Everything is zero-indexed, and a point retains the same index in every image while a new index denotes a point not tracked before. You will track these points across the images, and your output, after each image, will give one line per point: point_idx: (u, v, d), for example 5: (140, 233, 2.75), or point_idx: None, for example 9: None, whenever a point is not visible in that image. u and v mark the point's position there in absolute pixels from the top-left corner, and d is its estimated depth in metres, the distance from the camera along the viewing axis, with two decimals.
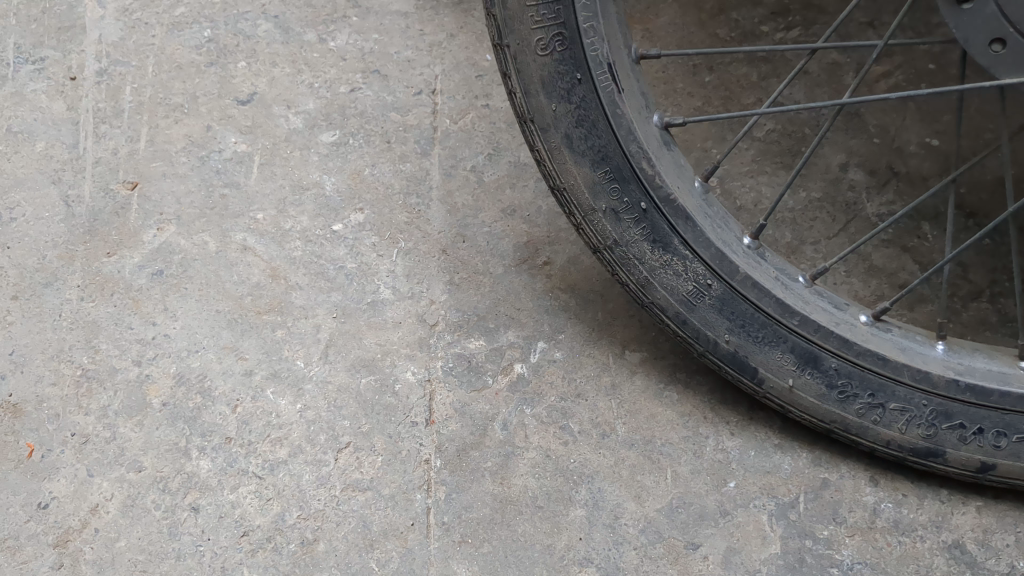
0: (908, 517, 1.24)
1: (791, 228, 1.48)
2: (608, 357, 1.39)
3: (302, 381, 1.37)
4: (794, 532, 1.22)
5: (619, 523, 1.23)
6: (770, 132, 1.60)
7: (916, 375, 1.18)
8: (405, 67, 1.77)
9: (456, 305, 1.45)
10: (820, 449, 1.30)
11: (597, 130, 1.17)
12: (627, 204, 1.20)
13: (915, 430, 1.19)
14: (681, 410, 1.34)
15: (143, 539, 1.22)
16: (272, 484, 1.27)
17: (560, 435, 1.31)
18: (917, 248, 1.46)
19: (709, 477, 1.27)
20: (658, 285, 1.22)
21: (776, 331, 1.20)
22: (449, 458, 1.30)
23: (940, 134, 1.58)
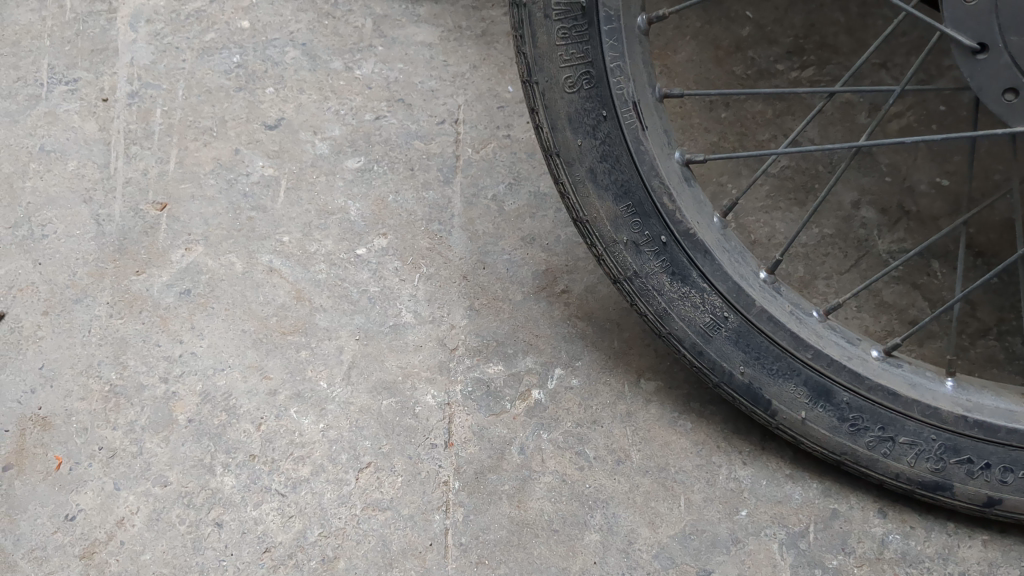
0: (916, 548, 1.27)
1: (804, 263, 1.52)
2: (624, 385, 1.43)
3: (325, 401, 1.40)
4: (804, 561, 1.25)
5: (633, 549, 1.26)
6: (785, 168, 1.64)
7: (926, 410, 1.21)
8: (429, 96, 1.82)
9: (476, 330, 1.49)
10: (830, 480, 1.33)
11: (621, 165, 1.20)
12: (647, 237, 1.23)
13: (924, 464, 1.23)
14: (695, 438, 1.37)
15: (168, 553, 1.25)
16: (295, 502, 1.30)
17: (575, 459, 1.35)
18: (927, 285, 1.50)
19: (722, 505, 1.30)
20: (676, 316, 1.26)
21: (790, 364, 1.23)
22: (468, 481, 1.33)
23: (950, 174, 1.62)
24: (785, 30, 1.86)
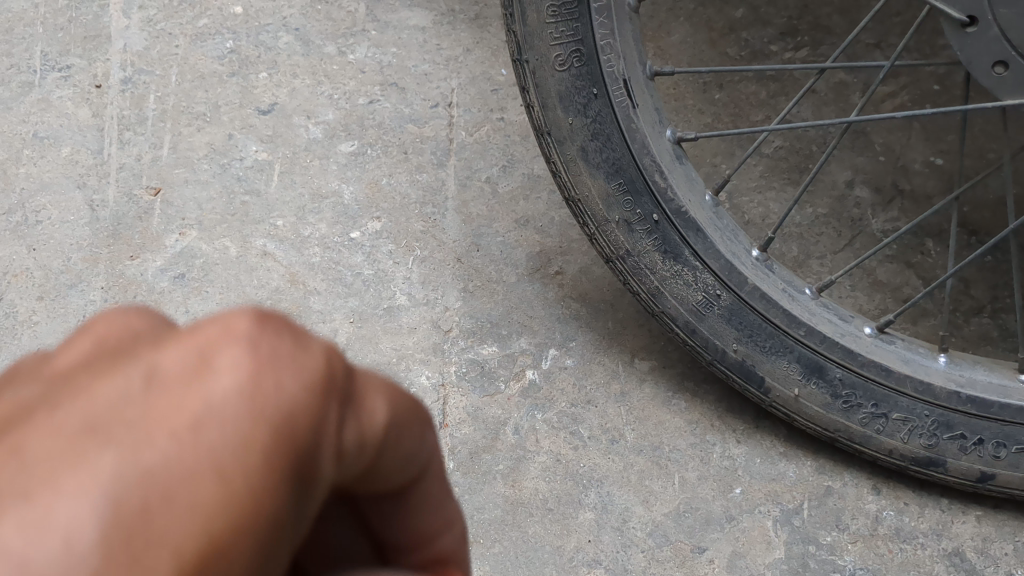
0: (909, 524, 1.26)
1: (798, 242, 1.52)
2: (618, 365, 1.42)
3: None
4: (798, 538, 1.25)
5: (628, 526, 1.27)
6: (778, 149, 1.65)
7: (918, 387, 1.21)
8: (423, 80, 1.82)
9: (470, 312, 1.49)
10: (824, 457, 1.33)
11: (612, 143, 1.20)
12: (639, 215, 1.23)
13: (917, 440, 1.23)
14: (688, 417, 1.37)
15: None
16: None
17: (570, 439, 1.35)
18: (921, 263, 1.50)
19: (716, 483, 1.31)
20: (669, 295, 1.25)
21: (783, 341, 1.24)
22: (462, 461, 1.33)
23: (944, 153, 1.61)
24: (779, 11, 1.85)
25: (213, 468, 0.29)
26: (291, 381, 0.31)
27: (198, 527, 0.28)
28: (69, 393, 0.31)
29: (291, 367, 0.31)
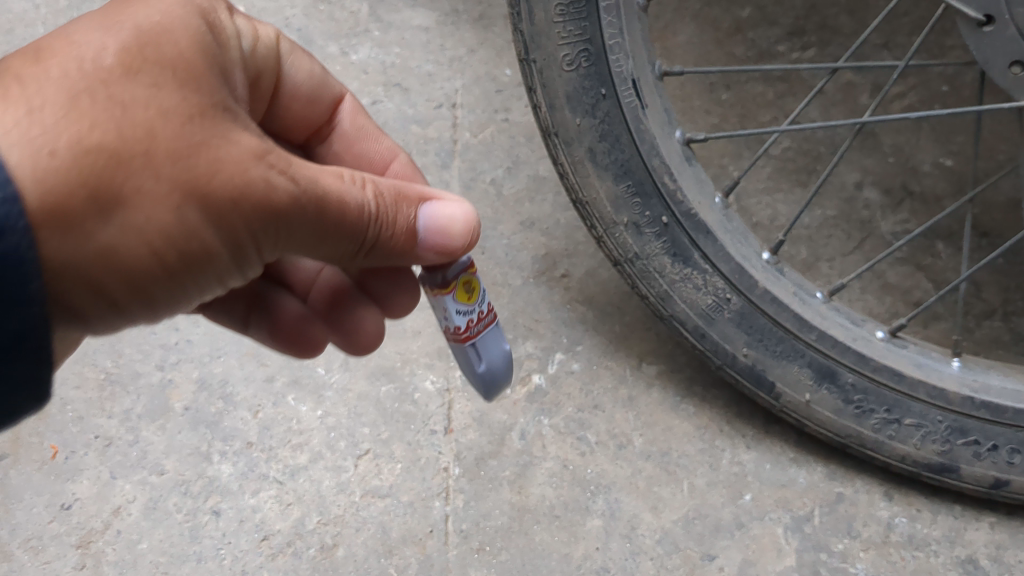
0: (922, 531, 1.24)
1: (807, 245, 1.50)
2: (626, 369, 1.40)
3: (323, 388, 1.39)
4: (808, 545, 1.23)
5: (636, 534, 1.25)
6: (787, 149, 1.62)
7: (931, 391, 1.19)
8: (426, 80, 1.79)
9: None
10: (835, 463, 1.30)
11: (620, 144, 1.18)
12: (648, 217, 1.21)
13: (930, 446, 1.20)
14: (697, 422, 1.35)
15: (165, 542, 1.26)
16: (293, 489, 1.30)
17: (577, 445, 1.33)
18: (931, 266, 1.47)
19: (725, 489, 1.29)
20: (678, 298, 1.24)
21: (794, 345, 1.22)
22: (468, 467, 1.31)
23: (954, 154, 1.59)
24: (786, 11, 1.83)
25: (188, 19, 0.79)
26: (179, 7, 0.79)
27: (195, 43, 0.77)
28: (115, 23, 0.75)
29: (177, 6, 0.79)
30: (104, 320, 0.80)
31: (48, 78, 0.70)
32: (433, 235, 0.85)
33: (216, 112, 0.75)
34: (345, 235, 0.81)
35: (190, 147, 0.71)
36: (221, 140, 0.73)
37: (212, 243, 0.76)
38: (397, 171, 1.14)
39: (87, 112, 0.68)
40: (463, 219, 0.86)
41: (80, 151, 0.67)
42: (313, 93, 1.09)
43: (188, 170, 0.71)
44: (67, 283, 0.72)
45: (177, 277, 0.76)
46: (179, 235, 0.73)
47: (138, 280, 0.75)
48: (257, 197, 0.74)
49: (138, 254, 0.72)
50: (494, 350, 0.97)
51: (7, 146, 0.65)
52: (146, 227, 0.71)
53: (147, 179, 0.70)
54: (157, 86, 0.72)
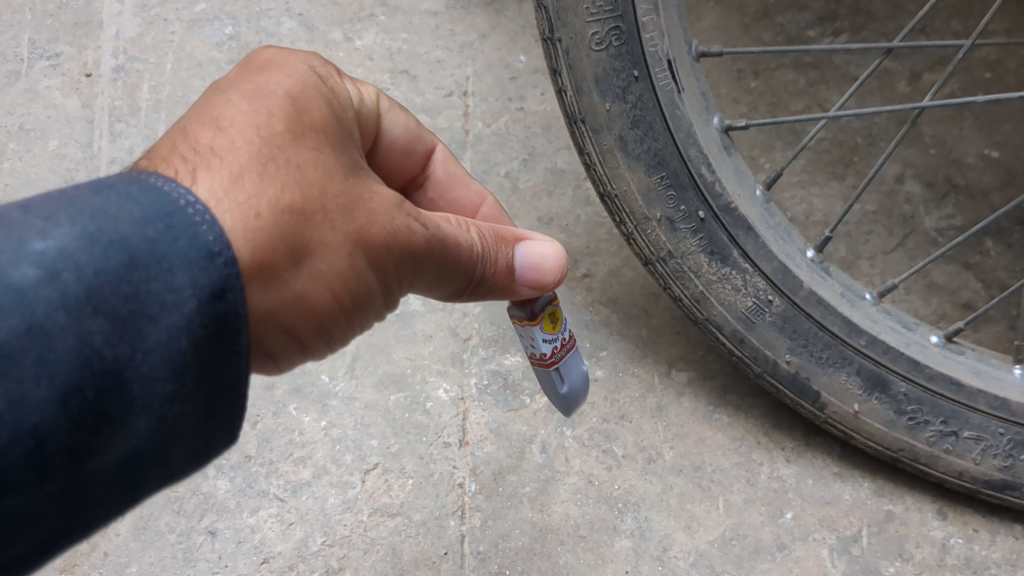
0: (980, 554, 1.14)
1: (846, 242, 1.40)
2: (654, 376, 1.30)
3: (327, 397, 1.29)
4: (857, 569, 1.13)
5: (668, 556, 1.15)
6: (821, 140, 1.52)
7: (993, 402, 1.09)
8: (435, 68, 1.69)
9: (491, 318, 1.37)
10: (883, 478, 1.21)
11: (654, 131, 1.06)
12: (683, 212, 1.10)
13: (990, 461, 1.11)
14: (732, 434, 1.25)
15: (156, 565, 1.16)
16: (295, 507, 1.20)
17: (602, 458, 1.23)
18: (980, 265, 1.37)
19: (764, 507, 1.19)
20: (714, 300, 1.14)
21: (841, 351, 1.12)
22: (485, 482, 1.21)
23: (1000, 145, 1.49)
24: None
25: (318, 78, 0.79)
26: (304, 64, 0.79)
27: (330, 104, 0.78)
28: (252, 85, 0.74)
29: (301, 64, 0.79)
30: (261, 363, 0.78)
31: (230, 145, 0.68)
32: (531, 273, 0.90)
33: (354, 164, 0.76)
34: (459, 275, 0.85)
35: (354, 201, 0.73)
36: (370, 192, 0.75)
37: (372, 285, 0.77)
38: (488, 215, 1.10)
39: (276, 174, 0.68)
40: (555, 255, 0.91)
41: (283, 213, 0.67)
42: (410, 143, 1.03)
43: (357, 220, 0.72)
44: (259, 328, 0.70)
45: (343, 319, 0.77)
46: (342, 286, 0.73)
47: (312, 326, 0.75)
48: (403, 244, 0.77)
49: (322, 300, 0.72)
50: (575, 372, 1.04)
51: (222, 212, 0.63)
52: (328, 274, 0.71)
53: (328, 229, 0.70)
54: (317, 149, 0.72)
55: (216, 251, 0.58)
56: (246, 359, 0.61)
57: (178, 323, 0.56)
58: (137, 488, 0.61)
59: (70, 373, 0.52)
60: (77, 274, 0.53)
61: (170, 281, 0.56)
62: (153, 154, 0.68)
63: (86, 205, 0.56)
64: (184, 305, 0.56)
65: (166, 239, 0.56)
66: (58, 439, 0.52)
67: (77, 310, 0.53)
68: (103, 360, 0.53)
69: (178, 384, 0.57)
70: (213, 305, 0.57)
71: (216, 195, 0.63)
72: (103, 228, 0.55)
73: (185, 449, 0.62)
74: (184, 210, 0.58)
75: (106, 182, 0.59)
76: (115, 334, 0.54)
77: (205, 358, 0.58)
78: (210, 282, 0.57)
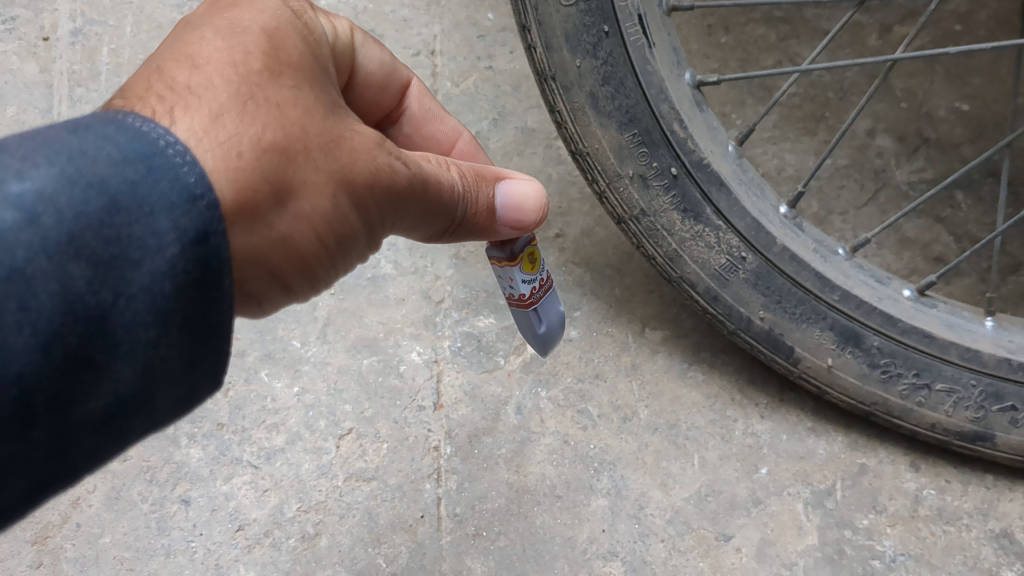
0: (952, 504, 1.15)
1: (818, 197, 1.40)
2: (628, 336, 1.30)
3: (299, 362, 1.28)
4: (831, 522, 1.14)
5: (645, 513, 1.15)
6: (792, 96, 1.51)
7: (964, 354, 1.09)
8: (402, 26, 1.65)
9: (463, 281, 1.35)
10: (857, 432, 1.21)
11: (625, 88, 1.05)
12: (656, 169, 1.09)
13: (962, 413, 1.11)
14: (707, 391, 1.25)
15: (130, 535, 1.15)
16: (269, 474, 1.19)
17: (577, 418, 1.22)
18: (951, 218, 1.38)
19: (739, 463, 1.19)
20: (688, 258, 1.13)
21: (815, 307, 1.12)
22: (460, 445, 1.21)
23: (971, 98, 1.48)
24: None
25: (292, 14, 0.76)
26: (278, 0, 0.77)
27: (306, 39, 0.75)
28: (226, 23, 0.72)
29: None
30: (245, 304, 0.77)
31: (208, 83, 0.66)
32: (512, 214, 0.88)
33: (334, 102, 0.74)
34: (442, 215, 0.84)
35: (335, 139, 0.71)
36: (350, 130, 0.73)
37: (354, 226, 0.75)
38: (464, 150, 1.08)
39: (256, 113, 0.66)
40: (536, 195, 0.89)
41: (263, 153, 0.65)
42: (384, 79, 1.01)
43: (338, 159, 0.71)
44: (243, 270, 0.69)
45: (327, 260, 0.76)
46: (325, 226, 0.72)
47: (296, 267, 0.74)
48: (386, 183, 0.75)
49: (305, 240, 0.71)
50: (552, 312, 1.05)
51: (202, 151, 0.61)
52: (310, 214, 0.70)
53: (310, 169, 0.69)
54: (297, 87, 0.70)
55: (198, 194, 0.57)
56: (228, 304, 0.61)
57: (161, 268, 0.55)
58: (124, 435, 0.61)
59: (53, 319, 0.51)
60: (59, 218, 0.52)
61: (151, 224, 0.55)
62: (128, 92, 0.66)
63: (64, 145, 0.55)
64: (167, 249, 0.55)
65: (147, 181, 0.56)
66: (44, 385, 0.52)
67: (59, 255, 0.52)
68: (86, 306, 0.53)
69: (162, 329, 0.57)
70: (196, 249, 0.57)
71: (196, 134, 0.62)
72: (82, 170, 0.54)
73: (171, 393, 0.62)
74: (164, 151, 0.58)
75: (82, 122, 0.58)
76: (98, 279, 0.53)
77: (189, 303, 0.58)
78: (192, 226, 0.57)
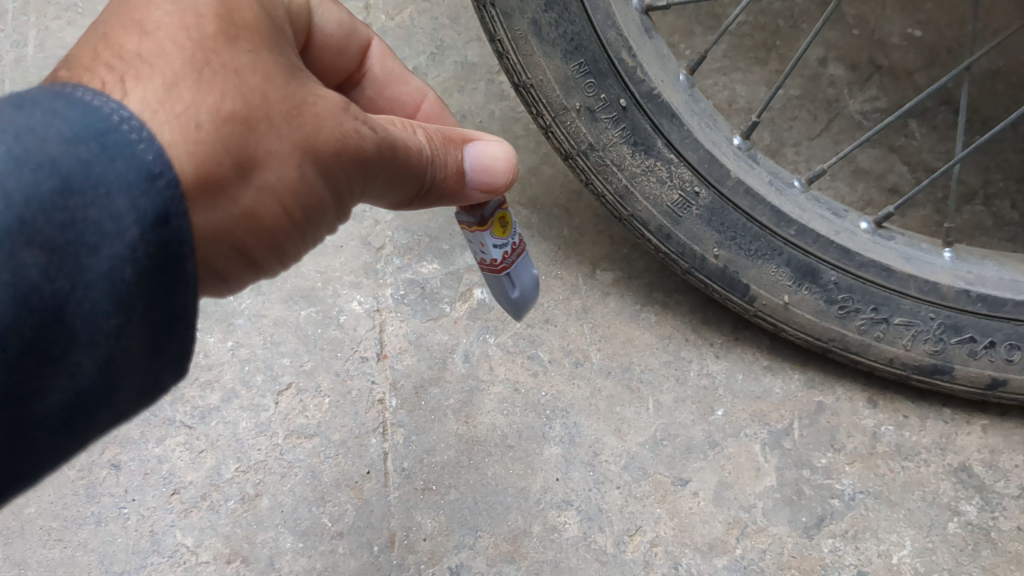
0: (911, 440, 1.13)
1: (770, 129, 1.36)
2: (578, 278, 1.25)
3: (233, 316, 1.21)
4: (789, 462, 1.12)
5: (599, 460, 1.11)
6: (742, 24, 1.45)
7: (923, 287, 1.06)
8: None
9: (404, 225, 1.29)
10: (813, 369, 1.18)
11: (570, 14, 0.97)
12: (604, 101, 1.03)
13: (921, 347, 1.09)
14: (660, 332, 1.21)
15: (57, 504, 1.08)
16: (204, 434, 1.13)
17: (528, 365, 1.18)
18: (905, 147, 1.34)
19: (694, 405, 1.16)
20: (639, 195, 1.08)
21: (770, 243, 1.07)
22: (406, 397, 1.15)
23: (923, 24, 1.43)
24: None
25: None
26: None
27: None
28: None
29: None
30: (209, 285, 0.70)
31: (158, 48, 0.58)
32: (482, 176, 0.82)
33: (293, 65, 0.67)
34: (411, 181, 0.77)
35: (298, 106, 0.65)
36: (312, 95, 0.67)
37: (321, 196, 0.69)
38: (429, 112, 1.01)
39: (214, 80, 0.59)
40: (504, 156, 0.83)
41: (222, 124, 0.59)
42: (344, 45, 0.94)
43: (304, 127, 0.65)
44: (205, 250, 0.63)
45: (294, 233, 0.70)
46: (290, 199, 0.66)
47: (261, 241, 0.67)
48: (353, 152, 0.69)
49: (271, 215, 0.65)
50: (526, 276, 0.97)
51: (159, 124, 0.54)
52: (277, 186, 0.64)
53: (274, 139, 0.62)
54: (255, 52, 0.63)
55: (157, 172, 0.50)
56: (191, 290, 0.55)
57: (120, 252, 0.49)
58: (89, 431, 0.56)
59: (5, 313, 0.46)
60: (6, 203, 0.46)
61: (107, 207, 0.49)
62: (69, 63, 0.58)
63: (7, 122, 0.48)
64: (126, 233, 0.49)
65: (101, 160, 0.49)
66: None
67: (8, 243, 0.46)
68: (43, 298, 0.47)
69: (123, 318, 0.51)
70: (158, 232, 0.50)
71: (150, 107, 0.55)
72: (31, 151, 0.48)
73: (135, 383, 0.57)
74: (118, 126, 0.51)
75: (26, 96, 0.50)
76: (52, 266, 0.48)
77: (152, 291, 0.52)
78: (153, 207, 0.50)
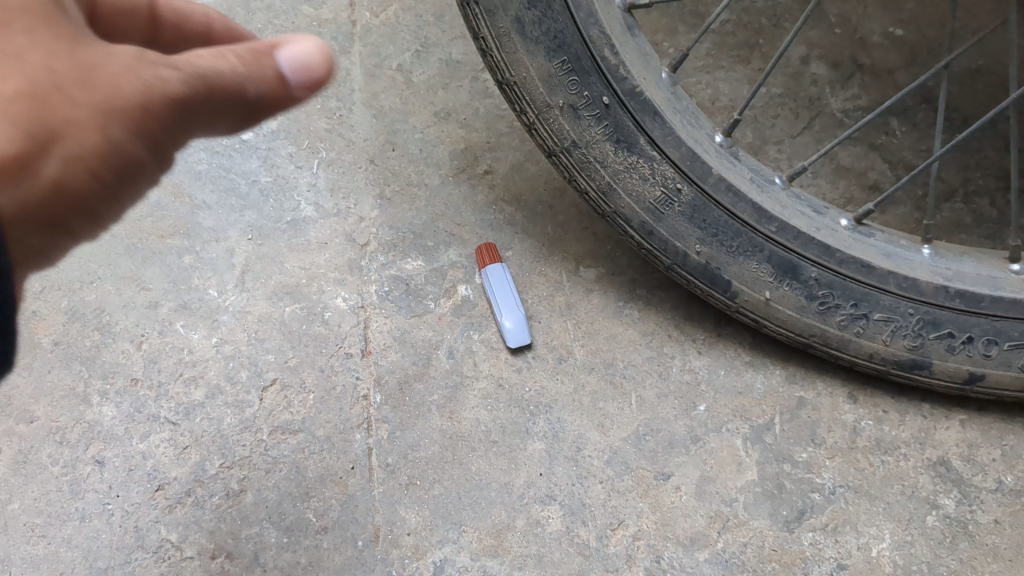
0: (890, 434, 1.14)
1: (752, 127, 1.37)
2: (561, 275, 1.26)
3: (217, 312, 1.21)
4: (770, 456, 1.13)
5: (583, 456, 1.12)
6: (725, 23, 1.46)
7: (902, 283, 1.07)
8: None
9: (389, 222, 1.29)
10: (794, 364, 1.20)
11: (553, 12, 0.98)
12: (587, 98, 1.03)
13: (901, 342, 1.10)
14: (643, 329, 1.22)
15: (40, 500, 1.08)
16: (189, 430, 1.13)
17: (511, 361, 1.18)
18: (886, 145, 1.35)
19: (677, 401, 1.16)
20: (622, 191, 1.09)
21: (752, 239, 1.08)
22: (390, 393, 1.16)
23: (904, 23, 1.45)
24: None
25: None
26: None
27: None
28: None
29: None
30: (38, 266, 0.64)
31: None
32: (303, 77, 0.66)
33: (76, 29, 0.59)
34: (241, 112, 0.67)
35: (86, 67, 0.57)
36: (100, 52, 0.58)
37: (139, 155, 0.62)
38: None
39: None
40: (317, 48, 0.67)
41: (3, 103, 0.53)
42: (182, 19, 0.82)
43: (98, 87, 0.57)
44: (16, 241, 0.58)
45: (113, 196, 0.63)
46: (105, 166, 0.60)
47: (79, 213, 0.61)
48: (166, 102, 0.60)
49: (81, 186, 0.59)
50: None
51: None
52: (81, 155, 0.58)
53: (64, 106, 0.56)
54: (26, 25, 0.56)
55: None
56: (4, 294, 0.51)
57: None
58: None
59: None
60: None
61: None
62: None
63: None
64: None
65: None
66: None
67: None
68: None
69: None
70: None
71: None
72: None
73: None
74: None
75: None
76: None
77: None
78: None
